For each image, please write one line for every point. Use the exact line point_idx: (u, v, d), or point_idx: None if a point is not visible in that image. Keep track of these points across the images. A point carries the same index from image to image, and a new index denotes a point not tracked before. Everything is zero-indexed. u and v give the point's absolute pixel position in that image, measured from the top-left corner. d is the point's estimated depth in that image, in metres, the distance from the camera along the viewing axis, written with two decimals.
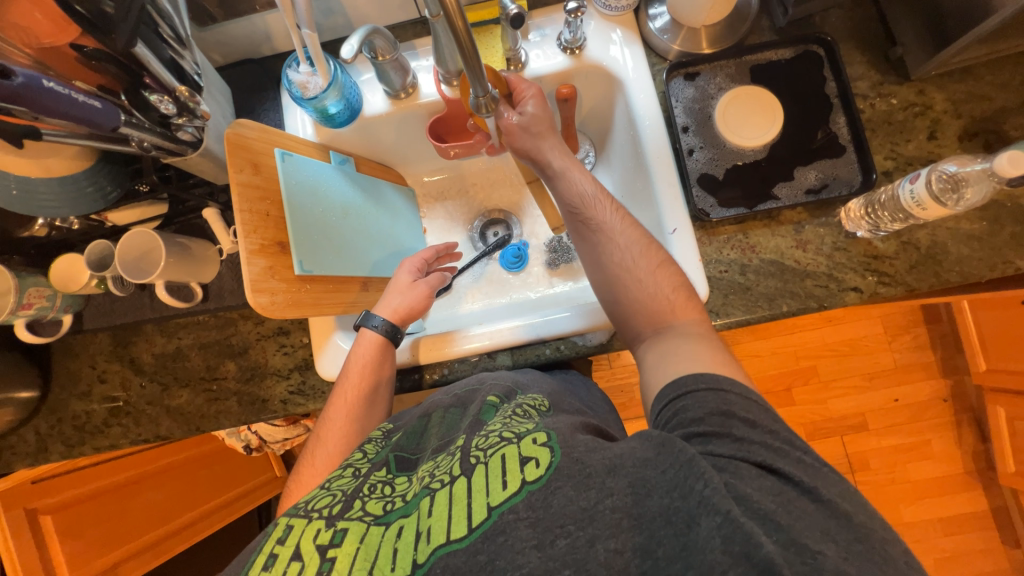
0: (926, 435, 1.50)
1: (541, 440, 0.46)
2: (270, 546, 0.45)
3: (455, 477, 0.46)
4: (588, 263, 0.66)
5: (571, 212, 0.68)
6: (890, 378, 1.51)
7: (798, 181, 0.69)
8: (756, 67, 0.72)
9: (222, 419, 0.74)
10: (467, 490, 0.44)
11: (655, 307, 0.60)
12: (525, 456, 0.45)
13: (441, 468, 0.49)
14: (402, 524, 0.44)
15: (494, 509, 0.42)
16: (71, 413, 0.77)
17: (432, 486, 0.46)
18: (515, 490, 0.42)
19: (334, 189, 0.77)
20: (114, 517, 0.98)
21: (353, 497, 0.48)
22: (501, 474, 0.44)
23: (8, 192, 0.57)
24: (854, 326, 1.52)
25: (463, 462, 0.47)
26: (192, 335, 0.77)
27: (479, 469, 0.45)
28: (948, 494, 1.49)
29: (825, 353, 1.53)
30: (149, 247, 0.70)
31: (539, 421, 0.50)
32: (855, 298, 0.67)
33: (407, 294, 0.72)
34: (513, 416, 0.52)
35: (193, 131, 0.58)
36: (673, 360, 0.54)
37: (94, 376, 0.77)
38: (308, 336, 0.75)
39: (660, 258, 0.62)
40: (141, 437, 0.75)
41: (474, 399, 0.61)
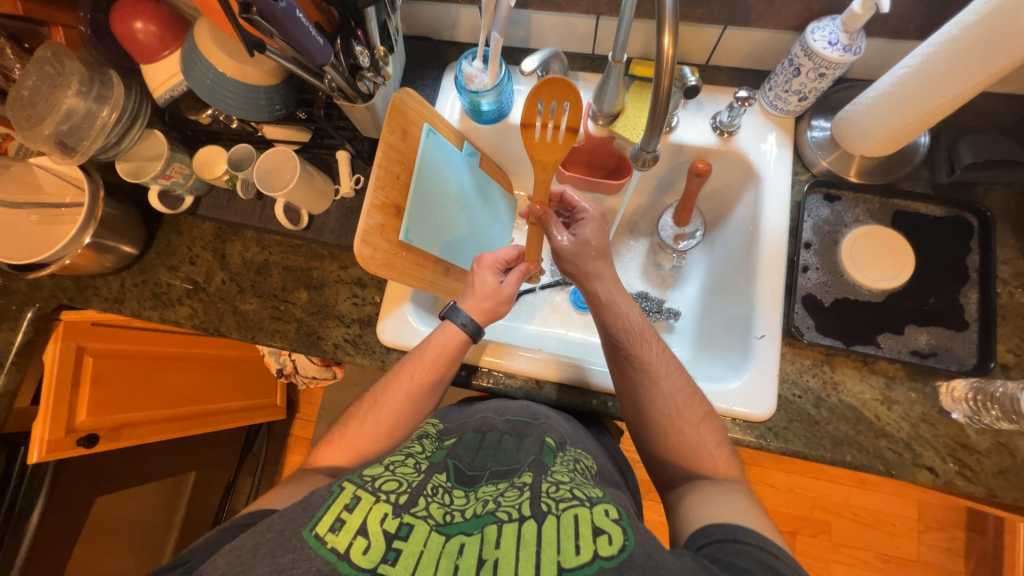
0: None
1: (613, 515, 0.44)
2: (338, 507, 0.43)
3: (524, 517, 0.44)
4: (622, 398, 0.67)
5: (614, 343, 0.68)
6: (908, 569, 1.38)
7: (907, 338, 0.66)
8: (899, 212, 0.70)
9: (276, 339, 0.78)
10: (536, 536, 0.42)
11: (695, 459, 0.60)
12: (597, 526, 0.43)
13: (506, 499, 0.47)
14: (463, 542, 0.42)
15: (565, 571, 0.39)
16: (155, 279, 0.83)
17: (499, 515, 0.44)
18: (588, 559, 0.40)
19: (455, 176, 0.81)
20: (138, 381, 1.04)
21: (418, 493, 0.47)
22: (574, 536, 0.41)
23: (202, 79, 0.63)
24: (887, 498, 1.41)
25: (533, 504, 0.45)
26: (282, 254, 0.82)
27: (550, 519, 0.43)
28: None
29: (846, 513, 1.42)
30: (284, 166, 0.76)
31: (605, 492, 0.50)
32: (926, 479, 0.62)
33: (495, 296, 0.70)
34: (576, 474, 0.52)
35: (370, 85, 0.63)
36: (719, 506, 0.52)
37: (187, 256, 0.84)
38: (380, 296, 0.78)
39: (704, 412, 0.63)
40: (202, 326, 0.80)
41: (531, 434, 0.60)
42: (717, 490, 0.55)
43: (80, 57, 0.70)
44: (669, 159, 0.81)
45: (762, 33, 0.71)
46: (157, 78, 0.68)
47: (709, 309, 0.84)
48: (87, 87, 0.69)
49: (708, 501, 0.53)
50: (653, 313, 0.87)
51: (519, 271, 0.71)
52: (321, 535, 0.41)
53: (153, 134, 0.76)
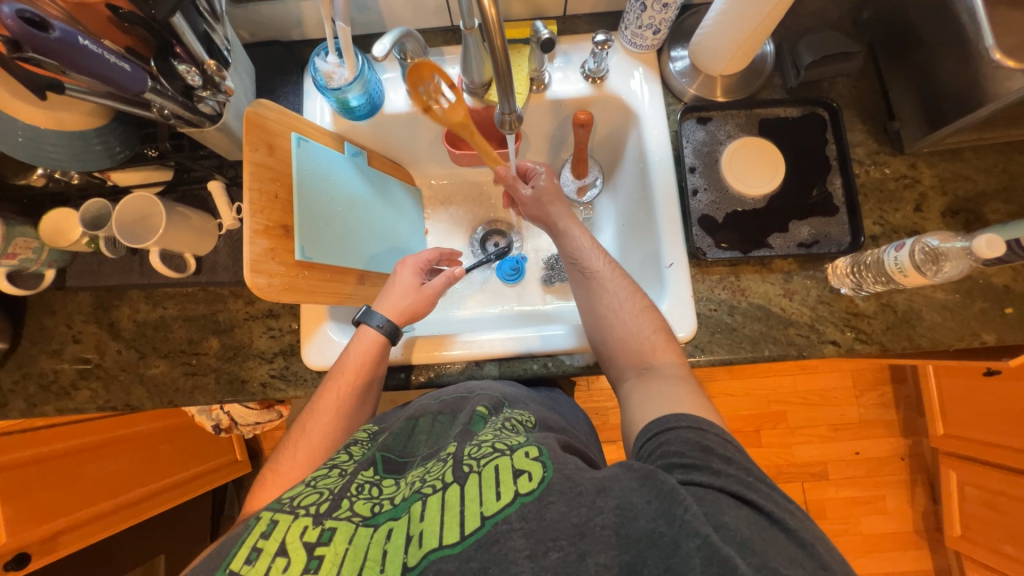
0: (882, 490, 1.55)
1: (533, 454, 0.50)
2: (253, 538, 0.46)
3: (447, 484, 0.49)
4: (583, 309, 0.72)
5: (571, 263, 0.74)
6: (854, 430, 1.56)
7: (792, 234, 0.72)
8: (764, 121, 0.76)
9: (197, 395, 0.72)
10: (459, 497, 0.47)
11: (638, 347, 0.65)
12: (517, 468, 0.48)
13: (432, 475, 0.51)
14: (391, 527, 0.47)
15: (486, 519, 0.45)
16: (39, 369, 0.74)
17: (424, 491, 0.49)
18: (508, 499, 0.46)
19: (344, 180, 0.77)
20: (63, 483, 0.94)
21: (340, 497, 0.50)
22: (495, 484, 0.47)
23: (12, 137, 0.55)
24: (826, 376, 1.57)
25: (455, 469, 0.50)
26: (178, 306, 0.75)
27: (472, 478, 0.48)
28: (896, 550, 1.54)
29: (795, 399, 1.57)
30: (150, 213, 0.69)
31: (528, 435, 0.55)
32: (832, 351, 0.70)
33: (413, 297, 0.71)
34: (504, 428, 0.56)
35: (213, 104, 0.58)
36: (657, 399, 0.58)
37: (68, 335, 0.75)
38: (297, 322, 0.74)
39: (644, 303, 0.68)
40: (109, 404, 0.73)
41: (465, 406, 0.63)
42: (661, 384, 0.60)
43: None
44: (552, 116, 0.82)
45: None
46: None
47: (624, 251, 0.87)
48: None
49: (649, 403, 0.58)
50: None
51: (446, 277, 0.73)
52: (238, 569, 0.44)
53: None
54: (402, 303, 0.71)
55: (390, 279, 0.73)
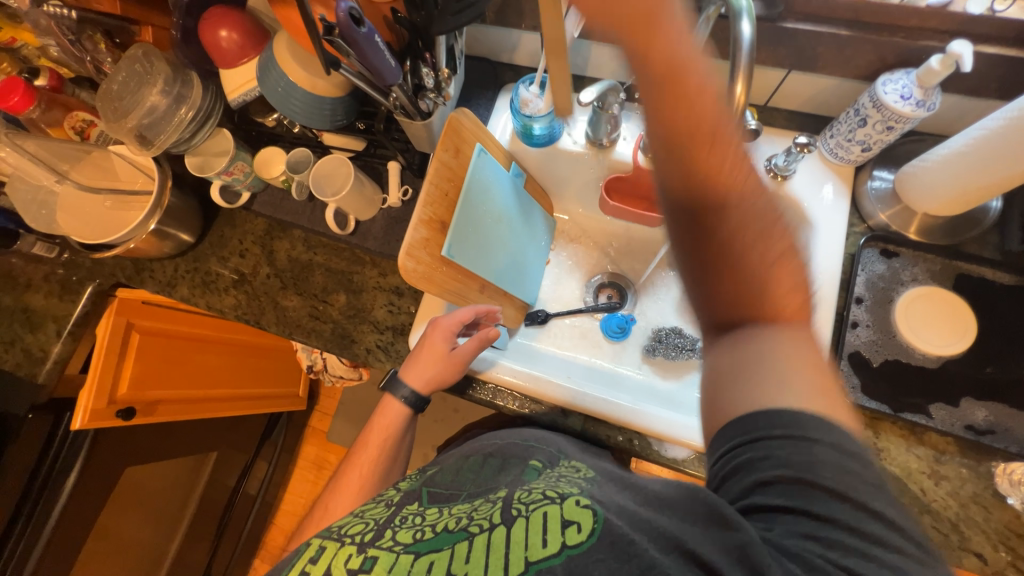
0: None
1: (584, 502, 0.44)
2: (303, 563, 0.48)
3: (493, 525, 0.47)
4: (671, 222, 0.46)
5: (674, 132, 0.44)
6: None
7: (962, 412, 0.62)
8: (964, 276, 0.67)
9: (313, 338, 0.80)
10: (505, 540, 0.44)
11: (751, 302, 0.43)
12: (566, 517, 0.43)
13: (479, 514, 0.50)
14: (432, 560, 0.45)
15: (530, 565, 0.41)
16: (206, 268, 0.87)
17: (470, 531, 0.47)
18: (555, 553, 0.41)
19: (502, 196, 0.82)
20: (177, 360, 1.10)
21: (385, 527, 0.52)
22: (542, 531, 0.43)
23: (274, 87, 0.67)
24: None
25: (503, 512, 0.48)
26: (325, 255, 0.84)
27: (520, 521, 0.45)
28: None
29: None
30: (338, 172, 0.79)
31: (585, 484, 0.49)
32: (973, 565, 0.58)
33: (439, 365, 0.70)
34: (560, 480, 0.52)
35: (430, 103, 0.66)
36: (760, 372, 0.40)
37: (238, 248, 0.87)
38: (415, 307, 0.79)
39: (784, 247, 0.44)
40: (245, 316, 0.83)
41: (522, 456, 0.64)
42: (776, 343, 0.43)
43: (166, 56, 0.74)
44: None
45: (829, 81, 0.69)
46: (234, 81, 0.70)
47: None
48: (170, 86, 0.73)
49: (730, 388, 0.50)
50: (686, 350, 0.86)
51: (477, 340, 0.70)
52: None
53: (222, 132, 0.79)
54: (427, 371, 0.71)
55: (421, 342, 0.72)
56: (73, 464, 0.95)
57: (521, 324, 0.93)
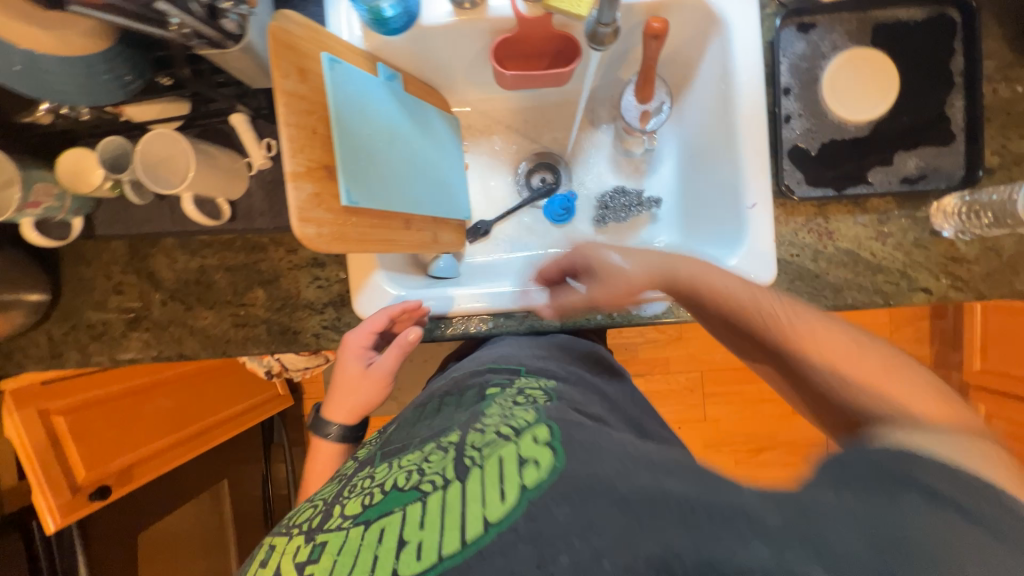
0: None
1: (542, 438, 0.42)
2: (255, 568, 0.45)
3: (447, 479, 0.41)
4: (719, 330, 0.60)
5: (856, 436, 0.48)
6: None
7: (896, 167, 0.64)
8: (881, 27, 0.64)
9: (251, 347, 0.70)
10: (460, 496, 0.39)
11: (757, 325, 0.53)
12: (524, 456, 0.40)
13: (431, 465, 0.44)
14: (382, 526, 0.40)
15: (491, 525, 0.36)
16: (86, 321, 0.72)
17: (422, 488, 0.41)
18: (517, 497, 0.37)
19: (380, 109, 0.67)
20: (121, 421, 0.99)
21: (332, 505, 0.46)
22: (498, 480, 0.38)
23: (8, 67, 0.46)
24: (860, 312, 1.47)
25: (455, 462, 0.43)
26: (217, 255, 0.70)
27: (473, 473, 0.40)
28: None
29: None
30: (173, 153, 0.61)
31: (540, 410, 0.47)
32: (923, 300, 0.64)
33: (359, 382, 0.68)
34: (514, 406, 0.49)
35: (235, 18, 0.49)
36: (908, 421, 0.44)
37: (110, 287, 0.72)
38: (345, 272, 0.69)
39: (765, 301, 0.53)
40: (163, 354, 0.72)
41: (477, 377, 0.59)
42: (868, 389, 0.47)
43: None
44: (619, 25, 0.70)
45: None
46: None
47: (688, 184, 0.79)
48: None
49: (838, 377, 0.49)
50: (635, 207, 0.84)
51: (396, 349, 0.66)
52: None
53: None
54: (350, 393, 0.69)
55: (337, 362, 0.69)
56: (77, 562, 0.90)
57: (466, 245, 0.86)
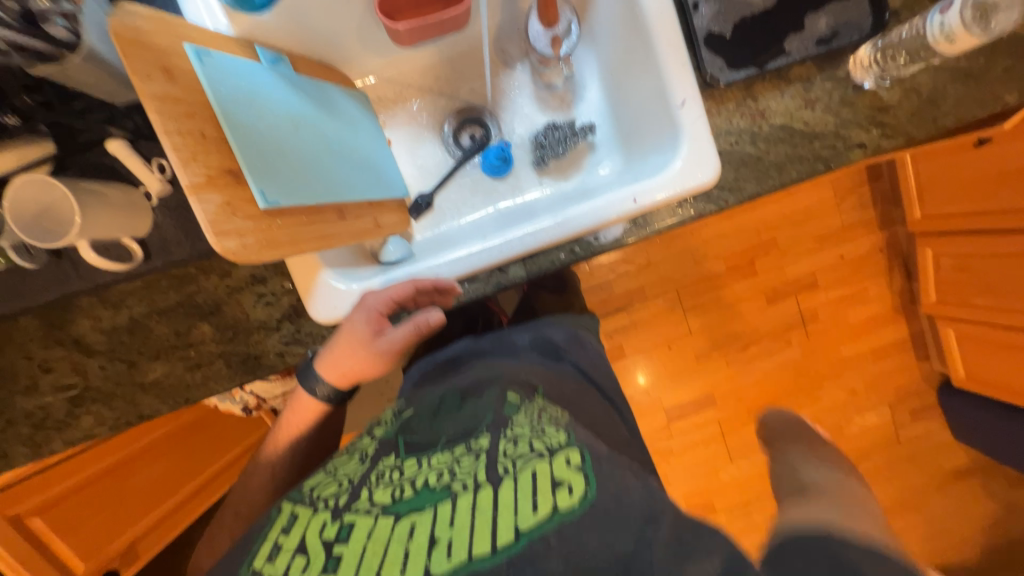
0: (864, 282, 1.55)
1: (575, 461, 0.45)
2: (275, 534, 0.48)
3: (480, 483, 0.45)
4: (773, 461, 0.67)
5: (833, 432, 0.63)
6: (837, 237, 1.53)
7: (810, 30, 0.63)
8: None
9: (215, 386, 0.66)
10: (493, 503, 0.43)
11: None
12: (558, 478, 0.43)
13: (463, 467, 0.47)
14: (413, 521, 0.43)
15: (522, 535, 0.40)
16: (21, 411, 0.65)
17: (454, 489, 0.45)
18: (547, 518, 0.41)
19: (274, 97, 0.60)
20: (109, 504, 0.94)
21: (359, 487, 0.49)
22: (531, 491, 0.43)
23: None
24: (805, 194, 1.52)
25: (488, 468, 0.46)
26: (144, 301, 0.64)
27: (506, 482, 0.44)
28: (877, 330, 1.57)
29: (782, 224, 1.52)
30: (50, 201, 0.53)
31: (571, 433, 0.50)
32: (861, 156, 0.65)
33: (362, 351, 0.62)
34: (543, 425, 0.51)
35: (63, 21, 0.45)
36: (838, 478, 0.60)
37: (35, 367, 0.65)
38: (289, 280, 0.65)
39: None
40: (121, 421, 0.66)
41: (498, 383, 0.60)
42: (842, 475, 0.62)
43: None
44: None
45: None
46: None
47: (620, 101, 0.77)
48: None
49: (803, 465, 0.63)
50: (570, 138, 0.81)
51: (412, 325, 0.63)
52: (262, 565, 0.45)
53: None
54: (350, 358, 0.63)
55: (343, 325, 0.63)
56: None
57: (411, 223, 0.82)
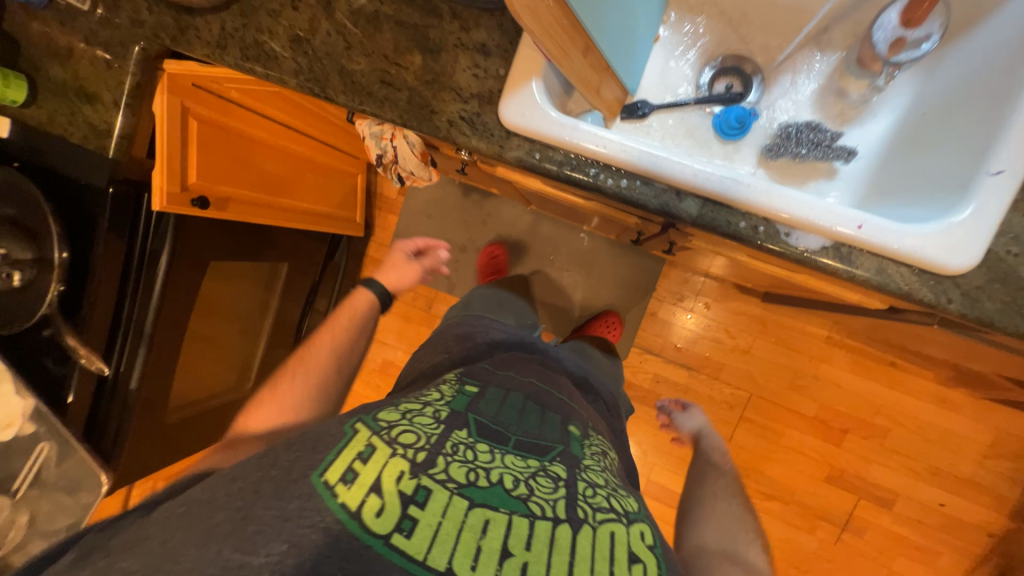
0: (925, 510, 1.47)
1: (647, 541, 0.54)
2: (350, 457, 0.51)
3: (559, 516, 0.51)
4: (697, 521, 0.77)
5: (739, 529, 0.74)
6: (939, 452, 1.45)
7: None
8: None
9: (386, 109, 0.69)
10: (570, 542, 0.49)
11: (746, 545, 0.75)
12: (635, 553, 0.51)
13: (541, 489, 0.54)
14: (488, 517, 0.49)
15: None
16: (257, 24, 0.74)
17: (533, 509, 0.51)
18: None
19: None
20: (239, 160, 1.06)
21: (437, 453, 0.53)
22: (612, 559, 0.49)
23: None
24: (930, 395, 1.44)
25: (568, 506, 0.53)
26: (393, 5, 0.69)
27: (586, 529, 0.51)
28: (900, 555, 1.50)
29: (890, 405, 1.47)
30: None
31: (633, 508, 0.58)
32: None
33: (401, 270, 0.97)
34: (608, 483, 0.60)
35: None
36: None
37: (289, 0, 0.72)
38: (505, 70, 0.65)
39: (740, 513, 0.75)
40: (308, 84, 0.72)
41: (559, 414, 0.72)
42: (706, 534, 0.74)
43: None
44: None
45: None
46: None
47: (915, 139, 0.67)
48: None
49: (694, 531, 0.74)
50: (823, 147, 0.72)
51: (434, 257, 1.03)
52: (333, 481, 0.49)
53: None
54: (394, 278, 0.97)
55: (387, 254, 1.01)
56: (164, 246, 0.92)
57: (617, 118, 0.79)
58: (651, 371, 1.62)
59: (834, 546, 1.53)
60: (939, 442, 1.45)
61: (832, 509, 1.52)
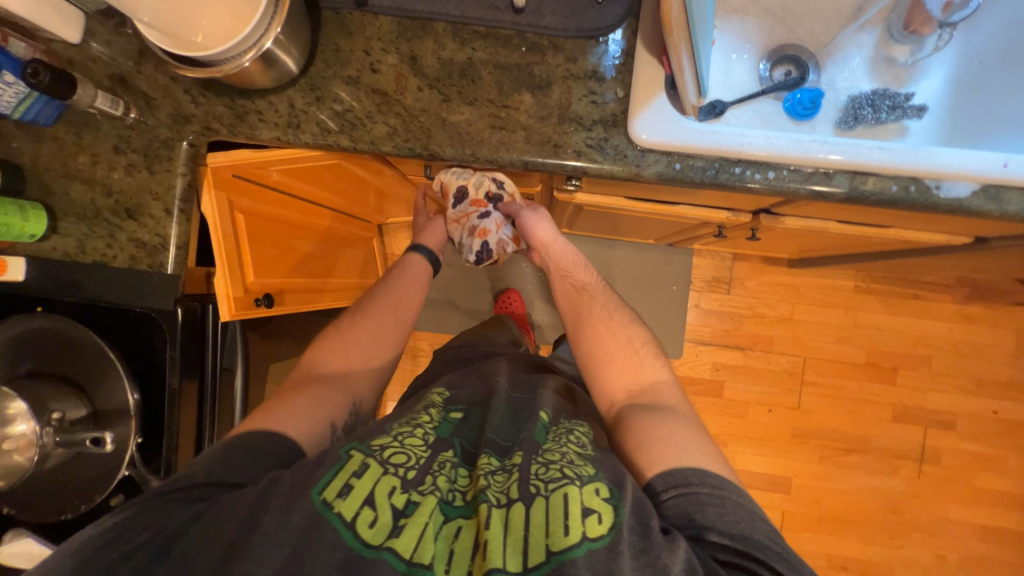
0: (981, 422, 1.57)
1: (604, 494, 0.50)
2: (346, 474, 0.51)
3: (512, 499, 0.51)
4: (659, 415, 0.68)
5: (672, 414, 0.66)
6: (975, 366, 1.57)
7: None
8: None
9: (504, 154, 0.65)
10: (524, 517, 0.49)
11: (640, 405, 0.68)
12: (586, 505, 0.49)
13: (498, 484, 0.53)
14: (460, 524, 0.50)
15: (553, 554, 0.46)
16: (332, 95, 0.68)
17: (490, 497, 0.51)
18: (578, 541, 0.46)
19: None
20: (282, 248, 0.96)
21: (425, 470, 0.54)
22: (565, 517, 0.48)
23: None
24: (956, 315, 1.58)
25: (521, 486, 0.52)
26: (488, 50, 0.67)
27: (539, 501, 0.50)
28: (974, 471, 1.57)
29: (925, 333, 1.58)
30: None
31: (597, 466, 0.55)
32: None
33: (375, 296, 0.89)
34: (570, 448, 0.58)
35: None
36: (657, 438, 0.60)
37: (366, 63, 0.68)
38: (623, 90, 0.65)
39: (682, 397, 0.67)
40: (407, 145, 0.67)
41: (531, 405, 0.67)
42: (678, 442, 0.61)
43: None
44: None
45: None
46: None
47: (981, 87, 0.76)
48: None
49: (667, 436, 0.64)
50: (899, 108, 0.77)
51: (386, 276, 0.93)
52: (331, 499, 0.49)
53: None
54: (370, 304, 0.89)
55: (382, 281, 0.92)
56: (238, 363, 0.85)
57: None
58: (708, 361, 1.63)
59: (918, 480, 1.58)
60: (973, 356, 1.57)
61: (906, 445, 1.58)
